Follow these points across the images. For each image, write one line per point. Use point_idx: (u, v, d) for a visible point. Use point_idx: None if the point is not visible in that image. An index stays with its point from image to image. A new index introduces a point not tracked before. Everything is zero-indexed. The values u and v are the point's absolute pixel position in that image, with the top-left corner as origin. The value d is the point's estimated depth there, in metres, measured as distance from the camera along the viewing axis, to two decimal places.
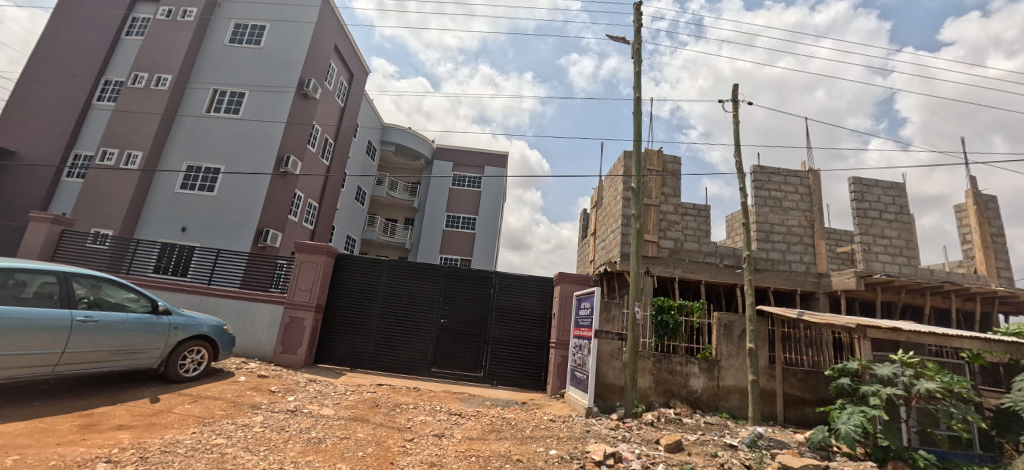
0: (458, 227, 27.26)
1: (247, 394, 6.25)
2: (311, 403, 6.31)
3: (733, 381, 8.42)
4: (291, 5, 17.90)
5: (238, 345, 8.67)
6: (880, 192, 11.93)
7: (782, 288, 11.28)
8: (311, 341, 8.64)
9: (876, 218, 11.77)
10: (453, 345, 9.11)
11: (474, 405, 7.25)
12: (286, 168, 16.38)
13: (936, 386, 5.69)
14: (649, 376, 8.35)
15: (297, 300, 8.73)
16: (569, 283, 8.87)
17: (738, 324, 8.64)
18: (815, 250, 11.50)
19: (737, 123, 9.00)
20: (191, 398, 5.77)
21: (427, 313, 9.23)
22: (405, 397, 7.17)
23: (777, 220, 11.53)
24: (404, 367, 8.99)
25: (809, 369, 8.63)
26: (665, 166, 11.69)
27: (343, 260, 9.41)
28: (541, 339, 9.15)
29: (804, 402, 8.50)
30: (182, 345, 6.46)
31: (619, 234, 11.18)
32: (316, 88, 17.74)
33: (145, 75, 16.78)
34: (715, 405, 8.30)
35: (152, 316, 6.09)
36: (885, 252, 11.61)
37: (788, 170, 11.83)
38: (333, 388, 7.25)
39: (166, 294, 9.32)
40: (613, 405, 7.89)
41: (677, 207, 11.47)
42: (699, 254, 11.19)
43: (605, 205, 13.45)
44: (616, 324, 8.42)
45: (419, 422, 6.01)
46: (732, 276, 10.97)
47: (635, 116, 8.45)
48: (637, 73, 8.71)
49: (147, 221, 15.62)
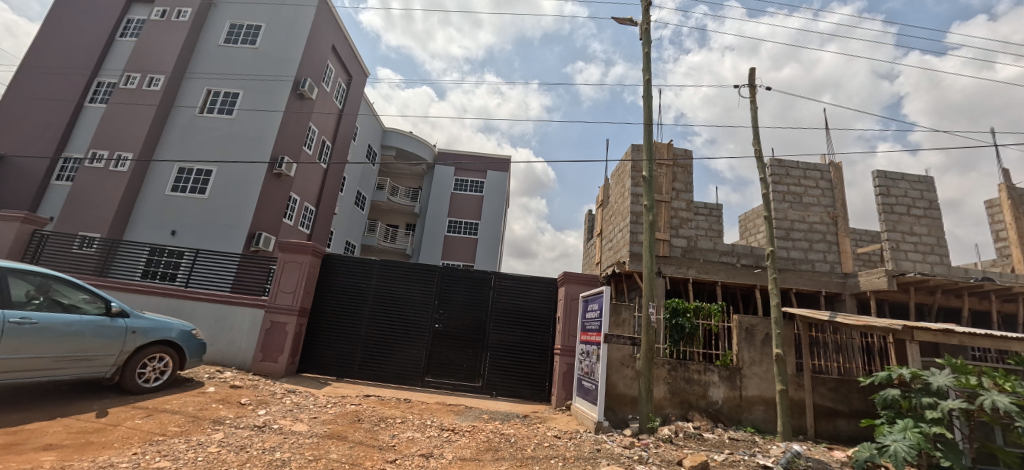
0: (460, 232, 26.64)
1: (212, 407, 5.53)
2: (283, 417, 5.58)
3: (758, 391, 7.62)
4: (288, 4, 17.48)
5: (215, 352, 7.97)
6: (907, 186, 11.14)
7: (805, 290, 10.46)
8: (293, 348, 7.91)
9: (904, 214, 10.96)
10: (449, 351, 8.37)
11: (469, 419, 6.48)
12: (281, 168, 15.83)
13: (1008, 399, 4.79)
14: (664, 385, 7.57)
15: (278, 303, 8.02)
16: (575, 283, 8.16)
17: (761, 327, 7.86)
18: (840, 249, 10.67)
19: (755, 109, 8.29)
20: (145, 411, 5.06)
21: (420, 317, 8.51)
22: (393, 410, 6.42)
23: (798, 217, 10.73)
24: (395, 376, 8.24)
25: (840, 378, 7.84)
26: (676, 159, 10.92)
27: (331, 260, 8.74)
28: (544, 345, 8.40)
29: (837, 413, 7.68)
30: (141, 351, 5.78)
31: (627, 232, 10.47)
32: (312, 88, 17.16)
33: (137, 75, 16.38)
34: (738, 418, 7.50)
35: (105, 319, 5.43)
36: (915, 250, 10.79)
37: (807, 164, 11.06)
38: (312, 399, 6.51)
39: (142, 297, 8.70)
40: (624, 418, 7.11)
41: (689, 203, 10.74)
42: (715, 253, 10.38)
43: (611, 204, 12.75)
44: (626, 328, 7.77)
45: (405, 439, 5.28)
46: (751, 277, 10.22)
47: (647, 98, 7.68)
48: (647, 54, 8.00)
49: (136, 223, 15.07)
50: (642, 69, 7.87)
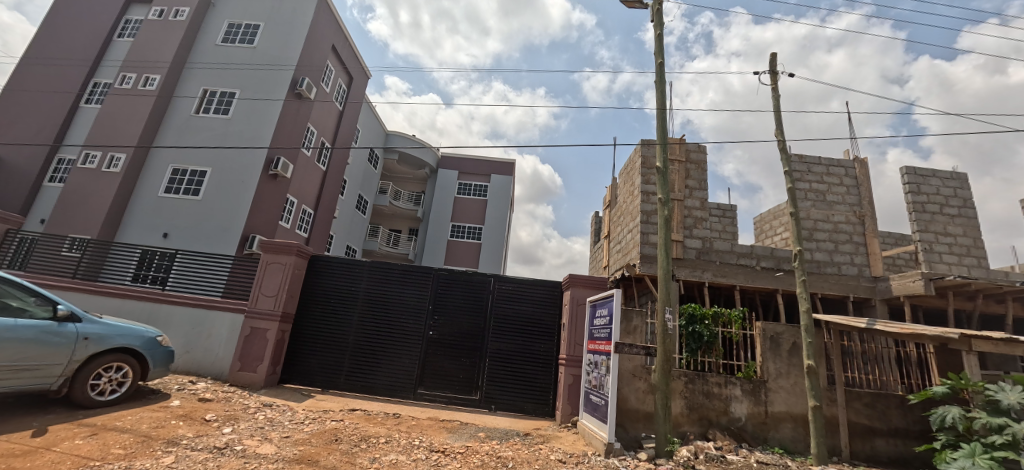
0: (464, 237, 26.08)
1: (171, 424, 4.89)
2: (250, 437, 4.91)
3: (786, 407, 6.86)
4: (287, 3, 17.12)
5: (191, 360, 7.37)
6: (938, 183, 10.35)
7: (831, 295, 9.66)
8: (274, 357, 7.26)
9: (936, 213, 10.16)
10: (445, 361, 7.68)
11: (463, 438, 5.77)
12: (277, 169, 15.40)
13: None
14: (681, 400, 6.82)
15: (259, 308, 7.40)
16: (581, 287, 7.48)
17: (787, 336, 7.12)
18: (868, 251, 9.86)
19: (778, 97, 7.59)
20: (90, 429, 4.47)
21: (412, 324, 7.85)
22: (378, 428, 5.73)
23: (822, 216, 9.98)
24: (384, 388, 7.56)
25: (876, 392, 7.04)
26: (688, 155, 10.23)
27: (317, 262, 8.13)
28: (547, 354, 7.69)
29: (874, 432, 6.89)
30: (95, 360, 5.15)
31: (637, 233, 9.77)
32: (310, 88, 16.69)
33: (133, 75, 16.02)
34: (763, 437, 6.74)
35: (51, 324, 4.82)
36: (950, 252, 9.97)
37: (830, 160, 10.32)
38: (289, 415, 5.85)
39: (116, 302, 8.12)
40: (637, 437, 6.40)
41: (703, 202, 10.00)
42: (732, 255, 9.65)
43: (619, 203, 12.07)
44: (638, 337, 7.10)
45: (387, 463, 4.59)
46: (771, 281, 9.48)
47: (659, 83, 7.01)
48: (659, 37, 7.36)
49: (127, 226, 14.59)
50: (654, 53, 7.22)
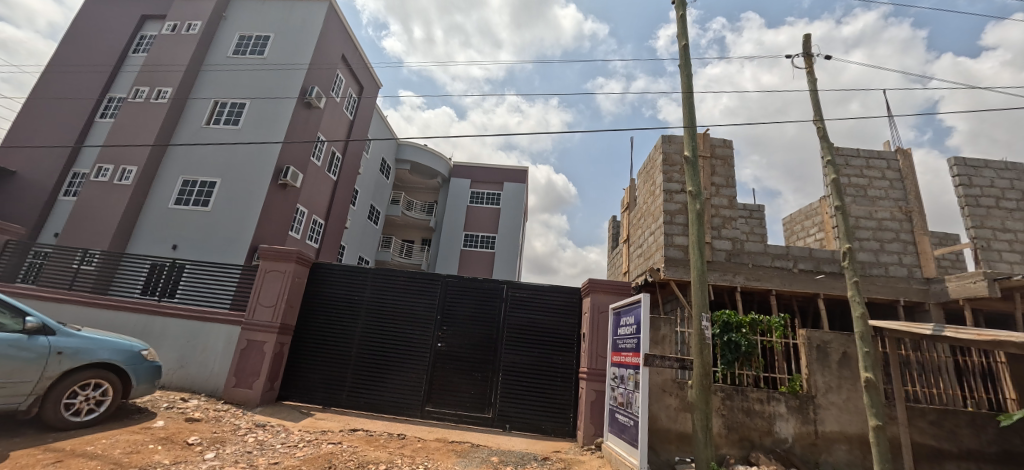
0: (477, 246, 25.57)
1: (148, 449, 4.38)
2: (234, 463, 4.37)
3: (839, 426, 6.04)
4: (297, 13, 17.12)
5: (184, 376, 6.94)
6: (992, 175, 9.42)
7: (879, 299, 8.79)
8: (271, 372, 6.76)
9: (992, 207, 9.22)
10: (455, 375, 7.08)
11: (473, 463, 5.13)
12: (286, 179, 15.17)
13: None
14: (719, 418, 6.06)
15: (256, 320, 6.93)
16: (602, 294, 6.82)
17: (836, 345, 6.31)
18: (918, 250, 8.97)
19: (815, 80, 6.88)
20: (55, 455, 4.00)
21: (418, 334, 7.29)
22: (378, 452, 5.12)
23: (864, 212, 9.15)
24: (389, 405, 6.98)
25: (942, 409, 6.15)
26: (713, 151, 9.54)
27: (319, 270, 7.68)
28: (566, 368, 7.03)
29: (943, 455, 6.00)
30: (70, 377, 4.71)
31: (660, 235, 9.10)
32: (319, 96, 16.49)
33: (146, 89, 16.11)
34: (814, 460, 5.93)
35: (20, 338, 4.40)
36: (1010, 249, 9.01)
37: (870, 152, 9.51)
38: (282, 437, 5.30)
39: (109, 314, 7.80)
40: (670, 461, 5.70)
41: (731, 200, 9.27)
42: (766, 257, 8.87)
43: (639, 204, 11.39)
44: (667, 348, 6.40)
45: None
46: (810, 284, 8.67)
47: (684, 68, 6.40)
48: (682, 20, 6.76)
49: (136, 238, 14.48)
50: (677, 36, 6.63)
